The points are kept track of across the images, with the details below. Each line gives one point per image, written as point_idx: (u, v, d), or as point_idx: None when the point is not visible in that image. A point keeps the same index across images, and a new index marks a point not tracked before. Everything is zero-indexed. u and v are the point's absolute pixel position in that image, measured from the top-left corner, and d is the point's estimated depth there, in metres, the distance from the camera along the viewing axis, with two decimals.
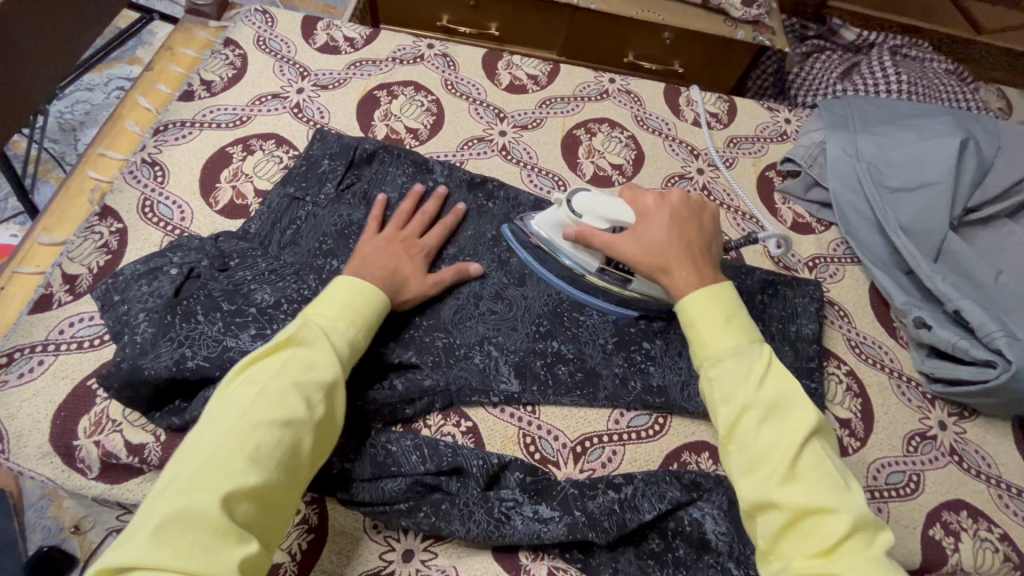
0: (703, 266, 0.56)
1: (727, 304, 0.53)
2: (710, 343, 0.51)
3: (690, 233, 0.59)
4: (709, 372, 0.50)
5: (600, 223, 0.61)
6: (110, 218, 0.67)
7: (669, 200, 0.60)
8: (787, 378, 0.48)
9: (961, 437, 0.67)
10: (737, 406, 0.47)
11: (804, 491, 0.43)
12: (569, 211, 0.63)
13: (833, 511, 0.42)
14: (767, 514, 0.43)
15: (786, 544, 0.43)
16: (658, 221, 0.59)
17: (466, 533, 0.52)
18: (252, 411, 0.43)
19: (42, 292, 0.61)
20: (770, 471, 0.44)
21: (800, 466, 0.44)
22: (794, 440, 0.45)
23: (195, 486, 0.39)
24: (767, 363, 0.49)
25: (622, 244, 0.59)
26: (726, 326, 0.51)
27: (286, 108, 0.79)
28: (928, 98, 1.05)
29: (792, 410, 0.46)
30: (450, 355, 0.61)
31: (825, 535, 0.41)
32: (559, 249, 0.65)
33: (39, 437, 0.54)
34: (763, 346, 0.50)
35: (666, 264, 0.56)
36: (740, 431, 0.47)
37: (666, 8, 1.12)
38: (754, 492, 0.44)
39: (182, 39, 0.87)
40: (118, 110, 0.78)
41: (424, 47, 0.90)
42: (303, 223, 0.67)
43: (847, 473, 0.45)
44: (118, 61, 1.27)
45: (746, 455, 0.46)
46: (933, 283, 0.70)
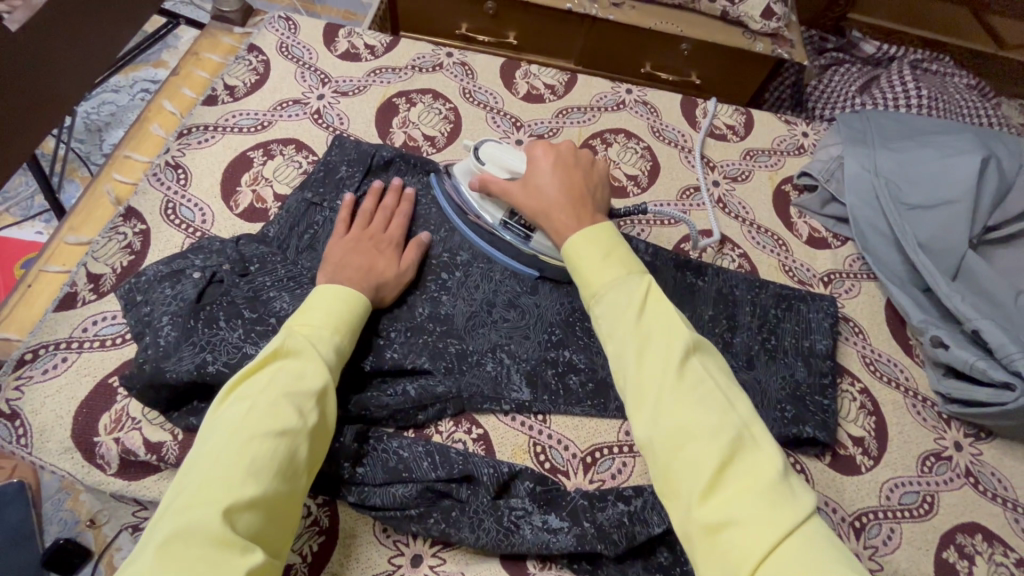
0: (583, 208, 0.59)
1: (608, 237, 0.55)
2: (590, 281, 0.52)
3: (574, 178, 0.61)
4: (595, 309, 0.51)
5: (499, 171, 0.66)
6: (134, 219, 0.68)
7: (557, 148, 0.64)
8: (663, 304, 0.49)
9: (978, 458, 0.66)
10: (619, 342, 0.48)
11: (688, 415, 0.43)
12: (474, 159, 0.68)
13: (714, 433, 0.42)
14: (658, 448, 0.42)
15: (679, 476, 0.41)
16: (545, 168, 0.62)
17: (475, 540, 0.52)
18: (247, 423, 0.44)
19: (67, 290, 0.63)
20: (654, 401, 0.44)
21: (682, 389, 0.44)
22: (671, 363, 0.45)
23: (197, 501, 0.40)
24: (646, 292, 0.50)
25: (515, 191, 0.63)
26: (606, 261, 0.53)
27: (306, 114, 0.80)
28: (948, 114, 1.04)
29: (668, 336, 0.47)
30: (463, 362, 0.62)
31: (710, 455, 0.41)
32: (469, 201, 0.69)
33: (61, 432, 0.55)
34: (642, 276, 0.51)
35: (549, 206, 0.59)
36: (624, 365, 0.47)
37: (685, 20, 1.12)
38: (644, 426, 0.43)
39: (207, 44, 0.89)
40: (144, 113, 0.80)
41: (443, 56, 0.91)
42: (320, 228, 0.68)
43: (725, 386, 0.45)
44: (143, 63, 1.30)
45: (632, 390, 0.45)
46: (951, 302, 0.69)
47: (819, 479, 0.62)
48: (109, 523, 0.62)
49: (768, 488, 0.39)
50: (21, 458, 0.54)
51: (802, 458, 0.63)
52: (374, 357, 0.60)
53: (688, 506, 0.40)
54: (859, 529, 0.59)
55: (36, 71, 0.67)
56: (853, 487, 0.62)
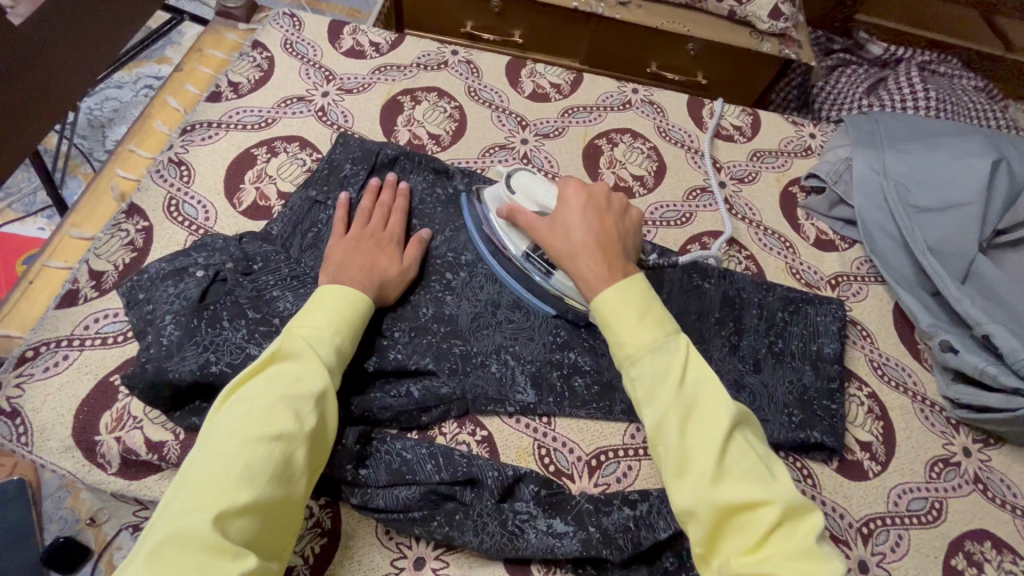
0: (614, 256, 0.56)
1: (644, 293, 0.53)
2: (626, 340, 0.50)
3: (606, 224, 0.59)
4: (629, 370, 0.49)
5: (529, 203, 0.63)
6: (136, 216, 0.68)
7: (590, 190, 0.62)
8: (702, 370, 0.48)
9: (987, 464, 0.65)
10: (659, 409, 0.46)
11: (734, 489, 0.42)
12: (505, 186, 0.65)
13: (761, 505, 0.42)
14: (702, 520, 0.43)
15: (721, 543, 0.43)
16: (577, 210, 0.60)
17: (479, 544, 0.51)
18: (243, 427, 0.43)
19: (69, 288, 0.62)
20: (698, 474, 0.43)
21: (727, 464, 0.44)
22: (715, 438, 0.44)
23: (191, 506, 0.39)
24: (685, 356, 0.49)
25: (542, 229, 0.60)
26: (642, 322, 0.50)
27: (311, 112, 0.80)
28: (956, 116, 1.03)
29: (709, 407, 0.46)
30: (467, 363, 0.61)
31: (756, 530, 0.41)
32: (494, 225, 0.66)
33: (62, 430, 0.54)
34: (679, 335, 0.50)
35: (577, 249, 0.57)
36: (664, 434, 0.46)
37: (692, 20, 1.12)
38: (686, 496, 0.43)
39: (211, 41, 0.88)
40: (147, 109, 0.80)
41: (448, 54, 0.90)
42: (324, 226, 0.67)
43: (766, 457, 0.45)
44: (147, 59, 1.30)
45: (672, 460, 0.45)
46: (961, 307, 0.68)
47: (827, 484, 0.61)
48: (108, 522, 0.61)
49: (814, 559, 0.40)
50: (21, 457, 0.54)
51: (809, 463, 0.62)
52: (377, 358, 0.60)
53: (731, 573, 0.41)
54: (866, 535, 0.59)
55: (39, 66, 0.67)
56: (861, 493, 0.61)
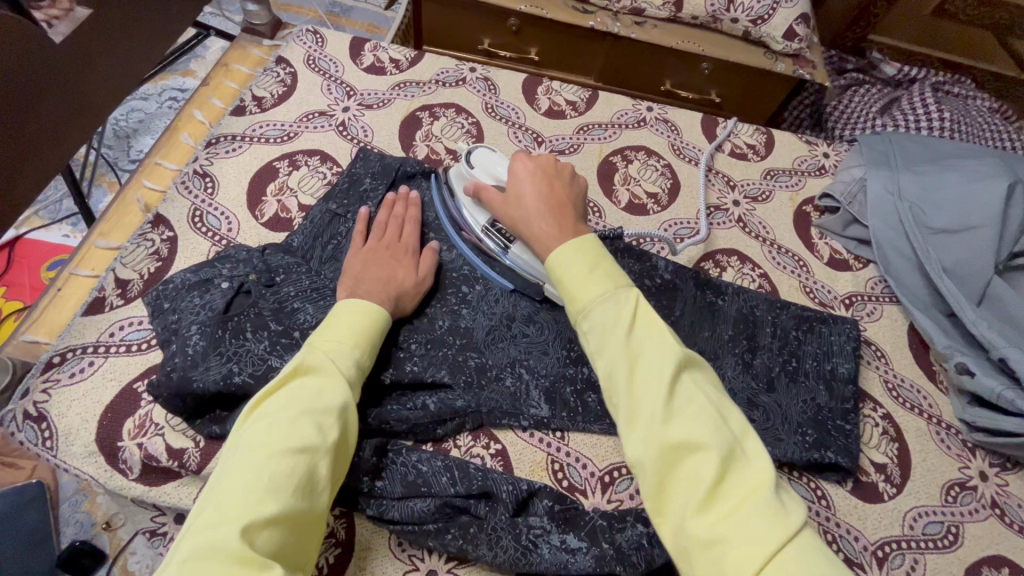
0: (566, 219, 0.57)
1: (595, 252, 0.53)
2: (576, 295, 0.50)
3: (555, 189, 0.60)
4: (582, 325, 0.49)
5: (487, 178, 0.66)
6: (162, 226, 0.69)
7: (538, 160, 0.63)
8: (652, 319, 0.48)
9: (1004, 489, 0.65)
10: (609, 358, 0.46)
11: (680, 431, 0.42)
12: (465, 164, 0.69)
13: (706, 449, 0.41)
14: (650, 468, 0.41)
15: (672, 492, 0.41)
16: (526, 178, 0.61)
17: (492, 558, 0.52)
18: (268, 440, 0.44)
19: (96, 295, 0.64)
20: (647, 419, 0.43)
21: (674, 408, 0.43)
22: (663, 381, 0.44)
23: (218, 519, 0.40)
24: (636, 304, 0.48)
25: (497, 201, 0.62)
26: (591, 274, 0.50)
27: (332, 126, 0.81)
28: (970, 136, 1.03)
29: (657, 351, 0.45)
30: (482, 376, 0.62)
31: (704, 475, 0.40)
32: (461, 208, 0.69)
33: (86, 435, 0.56)
34: (632, 290, 0.50)
35: (531, 213, 0.58)
36: (614, 384, 0.45)
37: (707, 39, 1.12)
38: (639, 443, 0.42)
39: (237, 56, 0.91)
40: (174, 122, 0.82)
41: (466, 71, 0.92)
42: (343, 238, 0.69)
43: (717, 403, 0.44)
44: (172, 72, 1.33)
45: (624, 408, 0.44)
46: (977, 329, 0.68)
47: (841, 506, 0.61)
48: (124, 526, 0.62)
49: (760, 503, 0.38)
50: (46, 460, 0.55)
51: (823, 484, 0.62)
52: (393, 370, 0.60)
53: (684, 528, 0.39)
54: (881, 558, 0.58)
55: (76, 81, 0.69)
56: (875, 515, 0.61)
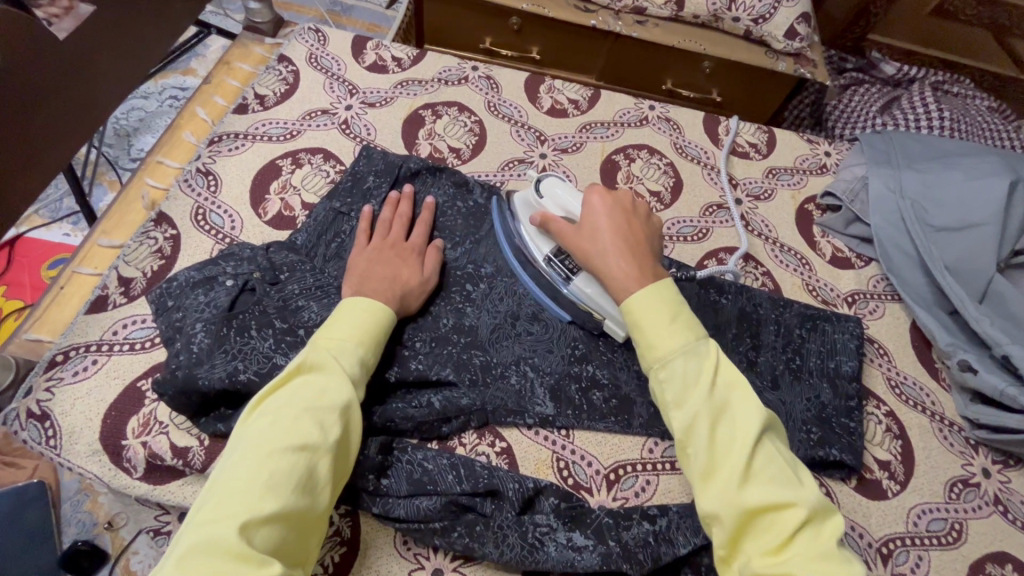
0: (646, 262, 0.57)
1: (674, 300, 0.54)
2: (658, 345, 0.52)
3: (633, 229, 0.60)
4: (659, 374, 0.51)
5: (557, 210, 0.64)
6: (164, 224, 0.69)
7: (616, 197, 0.63)
8: (733, 377, 0.50)
9: (1007, 486, 0.65)
10: (690, 412, 0.48)
11: (759, 491, 0.44)
12: (534, 192, 0.67)
13: (783, 506, 0.43)
14: (726, 523, 0.44)
15: (744, 544, 0.44)
16: (604, 215, 0.60)
17: (499, 556, 0.51)
18: (269, 437, 0.44)
19: (98, 294, 0.64)
20: (724, 476, 0.45)
21: (752, 466, 0.45)
22: (743, 440, 0.46)
23: (217, 515, 0.40)
24: (715, 360, 0.50)
25: (570, 234, 0.62)
26: (672, 325, 0.52)
27: (334, 124, 0.81)
28: (970, 135, 1.04)
29: (738, 411, 0.48)
30: (487, 374, 0.62)
31: (779, 531, 0.43)
32: (522, 232, 0.67)
33: (90, 434, 0.55)
34: (710, 344, 0.52)
35: (608, 250, 0.58)
36: (693, 438, 0.48)
37: (709, 38, 1.13)
38: (714, 499, 0.45)
39: (239, 54, 0.90)
40: (177, 120, 0.82)
41: (469, 69, 0.92)
42: (347, 236, 0.69)
43: (791, 463, 0.47)
44: (172, 71, 1.33)
45: (701, 462, 0.47)
46: (980, 326, 0.69)
47: (845, 503, 0.61)
48: (127, 526, 0.62)
49: (835, 561, 0.41)
50: (49, 459, 0.55)
51: (827, 481, 0.62)
52: (398, 368, 0.60)
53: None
54: (886, 555, 0.58)
55: (78, 78, 0.69)
56: (880, 512, 0.61)
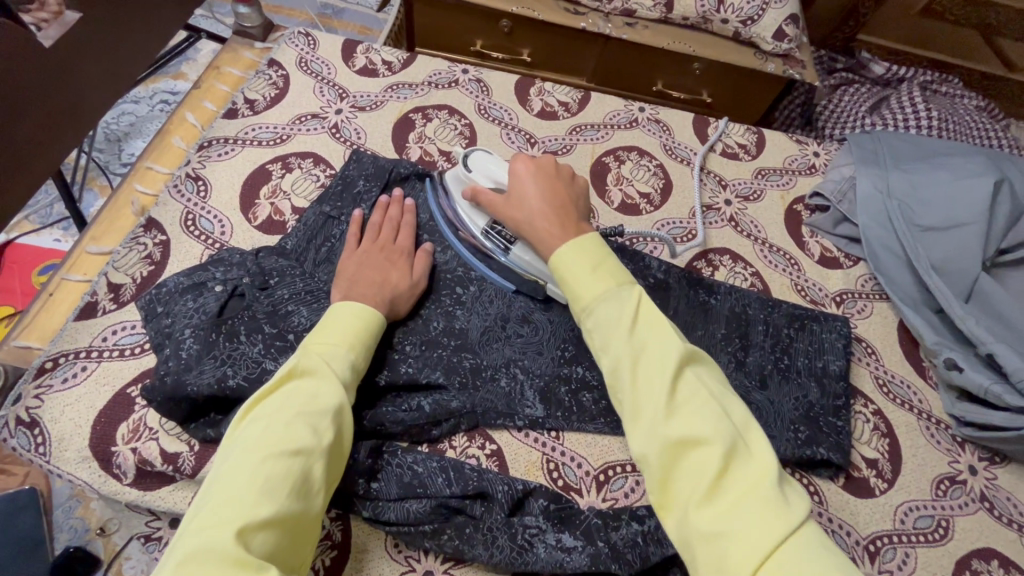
0: (569, 220, 0.58)
1: (597, 249, 0.53)
2: (581, 293, 0.51)
3: (556, 188, 0.61)
4: (587, 322, 0.50)
5: (485, 181, 0.66)
6: (154, 230, 0.69)
7: (540, 162, 0.63)
8: (656, 315, 0.48)
9: (993, 483, 0.66)
10: (613, 356, 0.47)
11: (682, 425, 0.42)
12: (463, 167, 0.68)
13: (708, 441, 0.41)
14: (654, 463, 0.42)
15: (675, 486, 0.41)
16: (528, 179, 0.62)
17: (488, 558, 0.52)
18: (262, 442, 0.44)
19: (88, 300, 0.64)
20: (650, 414, 0.43)
21: (676, 402, 0.43)
22: (665, 375, 0.44)
23: (212, 521, 0.40)
24: (638, 301, 0.49)
25: (499, 203, 0.63)
26: (593, 274, 0.51)
27: (325, 128, 0.81)
28: (958, 135, 1.04)
29: (661, 347, 0.46)
30: (477, 376, 0.62)
31: (706, 467, 0.40)
32: (458, 210, 0.69)
33: (79, 441, 0.55)
34: (634, 287, 0.50)
35: (534, 213, 0.59)
36: (619, 380, 0.46)
37: (698, 40, 1.13)
38: (643, 439, 0.42)
39: (228, 59, 0.90)
40: (167, 125, 0.82)
41: (459, 72, 0.92)
42: (337, 241, 0.69)
43: (720, 396, 0.44)
44: (164, 75, 1.32)
45: (628, 405, 0.45)
46: (965, 325, 0.69)
47: (833, 501, 0.61)
48: (118, 532, 0.62)
49: (763, 493, 0.38)
50: (39, 466, 0.55)
51: (815, 480, 0.62)
52: (389, 372, 0.61)
53: (688, 522, 0.40)
54: (873, 553, 0.59)
55: (64, 85, 0.68)
56: (868, 510, 0.62)
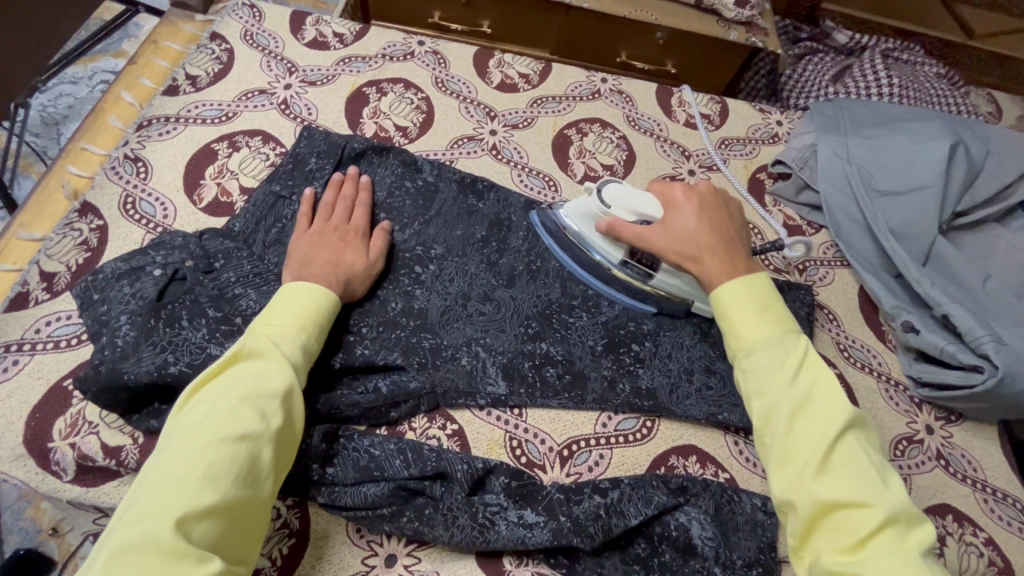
0: (738, 253, 0.59)
1: (766, 293, 0.55)
2: (742, 333, 0.53)
3: (719, 220, 0.61)
4: (743, 362, 0.52)
5: (627, 215, 0.63)
6: (90, 215, 0.65)
7: (699, 190, 0.63)
8: (823, 369, 0.49)
9: (948, 441, 0.67)
10: (771, 399, 0.48)
11: (837, 483, 0.44)
12: (597, 201, 0.65)
13: (863, 505, 0.42)
14: (799, 513, 0.44)
15: (816, 537, 0.44)
16: (689, 212, 0.61)
17: (449, 538, 0.51)
18: (205, 428, 0.42)
19: (18, 290, 0.60)
20: (800, 465, 0.45)
21: (830, 459, 0.45)
22: (826, 432, 0.45)
23: (149, 511, 0.38)
24: (803, 352, 0.50)
25: (653, 236, 0.61)
26: (758, 319, 0.53)
27: (273, 105, 0.78)
28: (919, 102, 1.05)
29: (824, 402, 0.47)
30: (437, 357, 0.61)
31: (856, 527, 0.42)
32: (588, 240, 0.67)
33: (13, 438, 0.52)
34: (800, 338, 0.52)
35: (701, 247, 0.59)
36: (771, 424, 0.48)
37: (660, 9, 1.11)
38: (787, 484, 0.45)
39: (167, 32, 0.85)
40: (101, 103, 0.77)
41: (415, 44, 0.89)
42: (289, 221, 0.66)
43: (882, 465, 0.45)
44: (103, 54, 1.25)
45: (776, 450, 0.47)
46: (922, 287, 0.70)
47: None
48: (72, 532, 0.59)
49: (914, 567, 0.39)
50: None
51: None
52: (344, 354, 0.59)
53: (822, 567, 0.42)
54: None
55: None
56: None
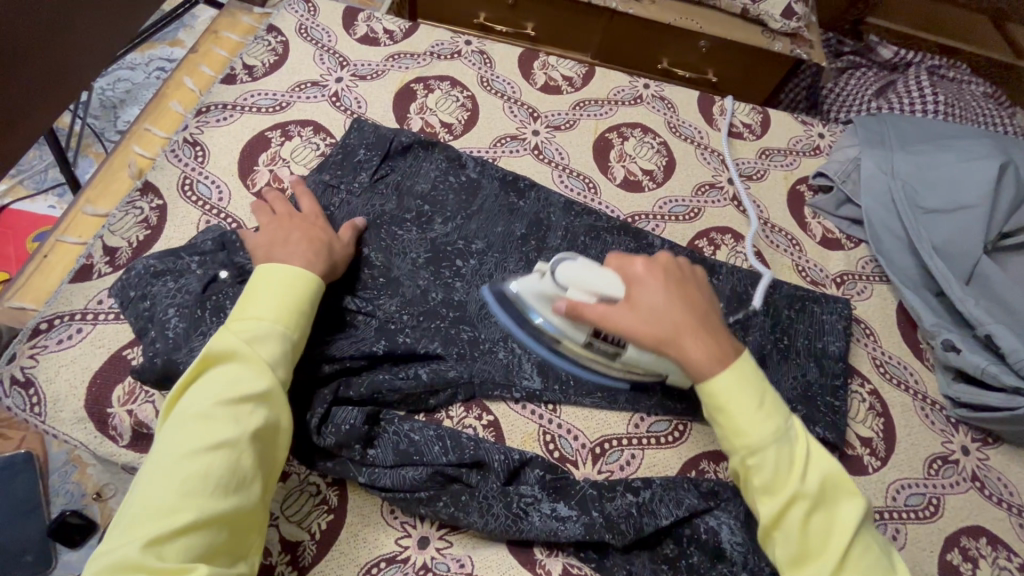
0: (716, 331, 0.53)
1: (755, 378, 0.51)
2: (747, 430, 0.49)
3: (688, 294, 0.54)
4: (748, 460, 0.49)
5: (587, 296, 0.53)
6: (151, 194, 0.68)
7: (658, 259, 0.56)
8: (824, 459, 0.49)
9: (985, 463, 0.66)
10: (783, 502, 0.47)
11: None
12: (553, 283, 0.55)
13: None
14: None
15: None
16: (655, 285, 0.54)
17: (483, 525, 0.52)
18: (181, 443, 0.44)
19: (83, 263, 0.63)
20: (820, 566, 0.46)
21: (848, 558, 0.46)
22: (842, 531, 0.47)
23: (130, 531, 0.41)
24: (805, 444, 0.50)
25: (624, 320, 0.52)
26: (760, 411, 0.49)
27: (324, 97, 0.80)
28: (965, 120, 1.03)
29: (834, 496, 0.48)
30: (475, 348, 0.62)
31: None
32: (547, 323, 0.58)
33: (75, 402, 0.55)
34: (795, 423, 0.51)
35: (677, 327, 0.52)
36: (786, 526, 0.47)
37: (705, 16, 1.12)
38: None
39: (226, 23, 0.89)
40: (164, 89, 0.80)
41: (462, 43, 0.90)
42: (336, 210, 0.69)
43: (884, 547, 0.49)
44: (159, 41, 1.30)
45: (792, 551, 0.47)
46: (965, 306, 0.69)
47: None
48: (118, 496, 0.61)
49: None
50: (35, 426, 0.55)
51: None
52: (386, 341, 0.61)
53: None
54: None
55: (25, 45, 0.65)
56: (860, 488, 0.62)
